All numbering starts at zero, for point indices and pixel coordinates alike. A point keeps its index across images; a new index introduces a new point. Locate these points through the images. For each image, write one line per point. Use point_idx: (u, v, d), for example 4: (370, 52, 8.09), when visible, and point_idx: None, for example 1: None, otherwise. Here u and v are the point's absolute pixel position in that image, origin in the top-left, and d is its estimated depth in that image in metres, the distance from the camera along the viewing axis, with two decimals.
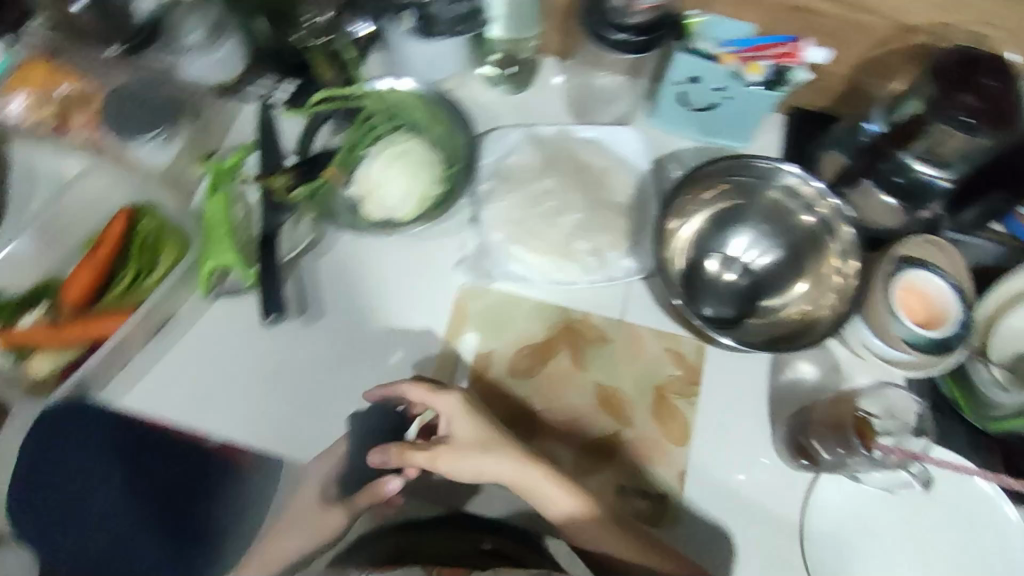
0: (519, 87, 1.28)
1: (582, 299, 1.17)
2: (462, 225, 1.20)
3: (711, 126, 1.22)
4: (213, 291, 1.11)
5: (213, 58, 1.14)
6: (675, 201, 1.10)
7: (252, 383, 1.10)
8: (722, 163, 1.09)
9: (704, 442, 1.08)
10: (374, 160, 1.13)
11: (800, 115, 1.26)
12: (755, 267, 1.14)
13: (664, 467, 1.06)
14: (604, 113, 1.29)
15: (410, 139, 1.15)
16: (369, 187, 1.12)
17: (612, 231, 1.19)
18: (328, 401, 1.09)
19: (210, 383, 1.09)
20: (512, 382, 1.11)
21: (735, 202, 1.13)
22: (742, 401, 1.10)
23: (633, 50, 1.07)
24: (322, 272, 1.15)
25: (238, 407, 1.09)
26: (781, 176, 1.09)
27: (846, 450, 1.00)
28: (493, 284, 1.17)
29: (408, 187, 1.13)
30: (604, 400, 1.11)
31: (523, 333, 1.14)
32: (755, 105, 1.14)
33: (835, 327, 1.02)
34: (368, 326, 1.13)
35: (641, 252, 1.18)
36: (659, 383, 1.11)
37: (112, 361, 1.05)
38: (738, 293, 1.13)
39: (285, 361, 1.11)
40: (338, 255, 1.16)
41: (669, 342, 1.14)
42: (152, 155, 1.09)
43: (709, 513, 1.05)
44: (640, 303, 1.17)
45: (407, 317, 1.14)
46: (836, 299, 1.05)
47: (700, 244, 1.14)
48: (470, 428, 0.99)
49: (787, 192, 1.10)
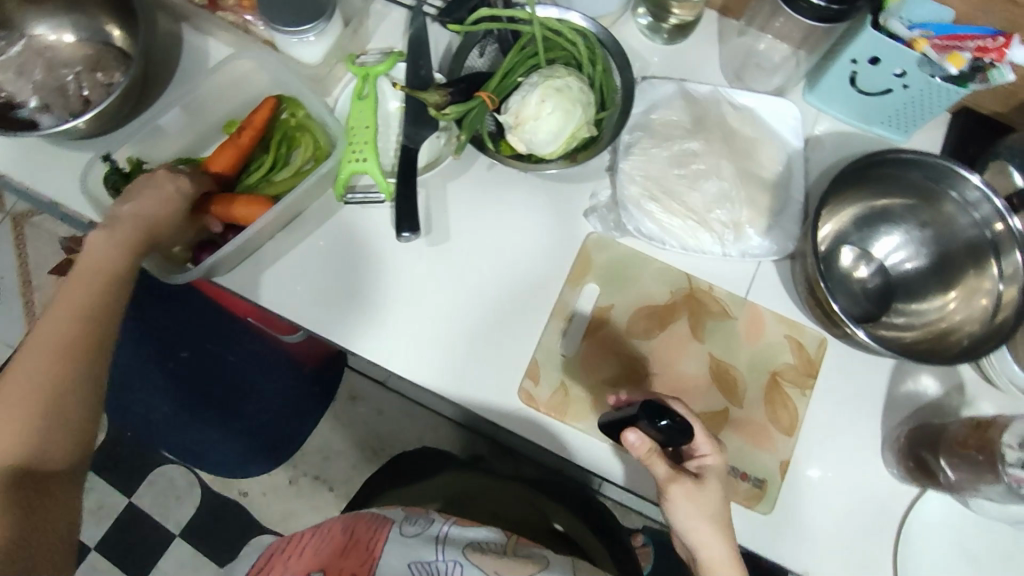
0: (679, 37, 0.98)
1: (710, 268, 0.92)
2: (599, 171, 0.94)
3: (870, 113, 0.93)
4: (348, 199, 0.91)
5: None
6: (847, 183, 0.84)
7: (443, 325, 0.89)
8: (908, 155, 0.82)
9: (817, 443, 0.86)
10: (530, 87, 0.85)
11: (971, 117, 0.96)
12: (893, 270, 0.88)
13: (767, 453, 0.84)
14: (776, 78, 0.97)
15: (571, 74, 0.86)
16: (519, 116, 0.84)
17: (754, 206, 0.91)
18: (472, 354, 0.88)
19: (396, 310, 0.89)
20: (630, 346, 0.88)
21: (902, 198, 0.86)
22: (852, 412, 0.87)
23: (817, 19, 0.81)
24: (449, 193, 0.93)
25: (412, 336, 0.89)
26: (960, 184, 0.82)
27: (977, 479, 0.76)
28: (624, 237, 0.92)
29: (562, 125, 0.85)
30: (718, 374, 0.87)
31: (646, 292, 0.90)
32: (936, 103, 0.86)
33: (980, 347, 0.77)
34: (487, 274, 0.91)
35: (784, 231, 0.90)
36: (775, 368, 0.87)
37: (241, 252, 0.89)
38: (870, 292, 0.88)
39: (465, 323, 0.89)
40: (471, 180, 0.94)
41: (792, 328, 0.90)
42: (304, 51, 0.90)
43: (794, 534, 0.83)
44: (770, 284, 0.91)
45: (512, 268, 0.91)
46: (980, 322, 0.80)
47: (844, 231, 0.89)
48: (710, 465, 0.75)
49: (962, 201, 0.83)
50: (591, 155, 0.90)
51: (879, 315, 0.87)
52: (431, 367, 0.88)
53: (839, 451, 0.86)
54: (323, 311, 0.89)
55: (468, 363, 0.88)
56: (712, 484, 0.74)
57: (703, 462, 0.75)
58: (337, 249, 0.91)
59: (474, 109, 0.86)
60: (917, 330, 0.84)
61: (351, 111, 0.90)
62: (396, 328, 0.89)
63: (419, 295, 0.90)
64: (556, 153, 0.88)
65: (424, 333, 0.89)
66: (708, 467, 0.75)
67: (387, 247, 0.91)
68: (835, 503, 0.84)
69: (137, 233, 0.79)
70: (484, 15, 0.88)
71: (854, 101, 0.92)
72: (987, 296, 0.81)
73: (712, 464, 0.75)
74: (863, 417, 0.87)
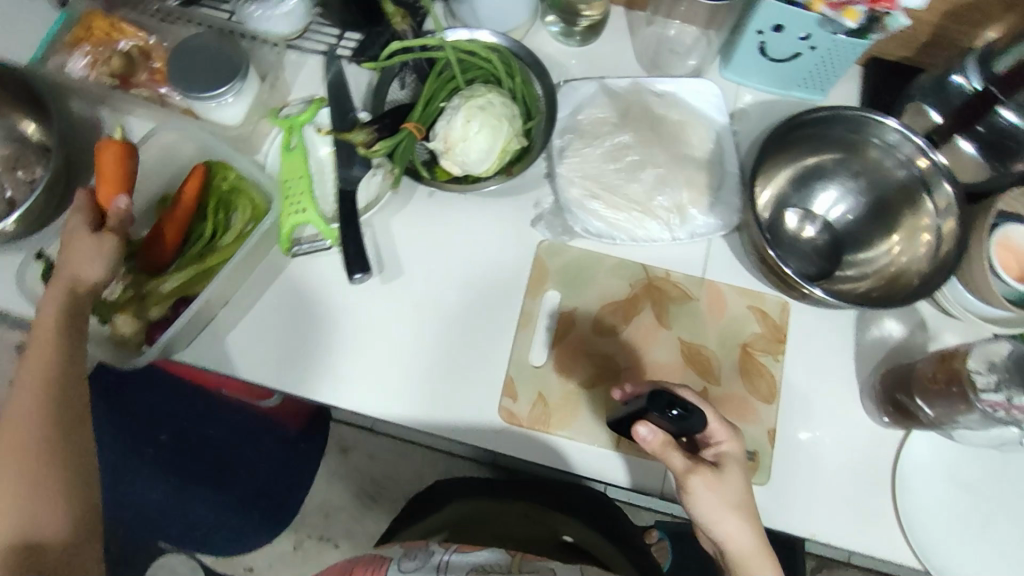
0: (592, 38, 1.00)
1: (662, 255, 0.93)
2: (538, 180, 0.95)
3: (786, 79, 0.96)
4: (294, 250, 0.90)
5: (281, 10, 0.93)
6: (776, 148, 0.86)
7: (407, 355, 0.88)
8: (825, 113, 0.84)
9: (797, 405, 0.87)
10: (454, 109, 0.86)
11: (884, 65, 0.99)
12: (836, 224, 0.90)
13: (752, 425, 0.85)
14: (692, 60, 0.99)
15: (491, 90, 0.88)
16: (449, 138, 0.85)
17: (693, 186, 0.93)
18: (450, 385, 0.87)
19: (360, 351, 0.88)
20: (600, 344, 0.88)
21: (829, 155, 0.89)
22: (826, 369, 0.88)
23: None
24: (395, 229, 0.93)
25: (377, 374, 0.88)
26: (880, 131, 0.84)
27: (955, 411, 0.77)
28: (574, 240, 0.93)
29: (492, 140, 0.85)
30: (690, 356, 0.88)
31: (605, 290, 0.91)
32: (846, 57, 0.89)
33: (931, 285, 0.79)
34: (447, 301, 0.90)
35: (726, 206, 0.92)
36: (745, 341, 0.89)
37: (194, 326, 0.87)
38: (821, 251, 0.89)
39: (424, 346, 0.89)
40: (415, 211, 0.94)
41: (753, 298, 0.91)
42: (224, 113, 0.89)
43: (793, 502, 0.83)
44: (723, 260, 0.93)
45: (470, 291, 0.91)
46: (926, 259, 0.82)
47: (783, 196, 0.91)
48: (728, 446, 0.72)
49: (884, 147, 0.85)
50: (527, 165, 0.91)
51: (832, 270, 0.88)
52: (406, 403, 0.87)
53: (821, 409, 0.87)
54: (287, 366, 0.88)
55: (446, 398, 0.87)
56: (733, 471, 0.72)
57: (722, 446, 0.72)
58: (292, 303, 0.90)
59: (402, 142, 0.87)
60: (867, 277, 0.86)
61: (284, 163, 0.91)
62: (364, 368, 0.88)
63: (382, 330, 0.89)
64: (490, 170, 0.89)
65: (393, 369, 0.88)
66: (726, 450, 0.72)
67: (343, 292, 0.91)
68: (827, 460, 0.85)
69: (65, 291, 0.73)
70: (396, 48, 0.88)
71: (768, 71, 0.95)
72: (928, 234, 0.83)
73: (731, 449, 0.73)
74: (838, 371, 0.88)
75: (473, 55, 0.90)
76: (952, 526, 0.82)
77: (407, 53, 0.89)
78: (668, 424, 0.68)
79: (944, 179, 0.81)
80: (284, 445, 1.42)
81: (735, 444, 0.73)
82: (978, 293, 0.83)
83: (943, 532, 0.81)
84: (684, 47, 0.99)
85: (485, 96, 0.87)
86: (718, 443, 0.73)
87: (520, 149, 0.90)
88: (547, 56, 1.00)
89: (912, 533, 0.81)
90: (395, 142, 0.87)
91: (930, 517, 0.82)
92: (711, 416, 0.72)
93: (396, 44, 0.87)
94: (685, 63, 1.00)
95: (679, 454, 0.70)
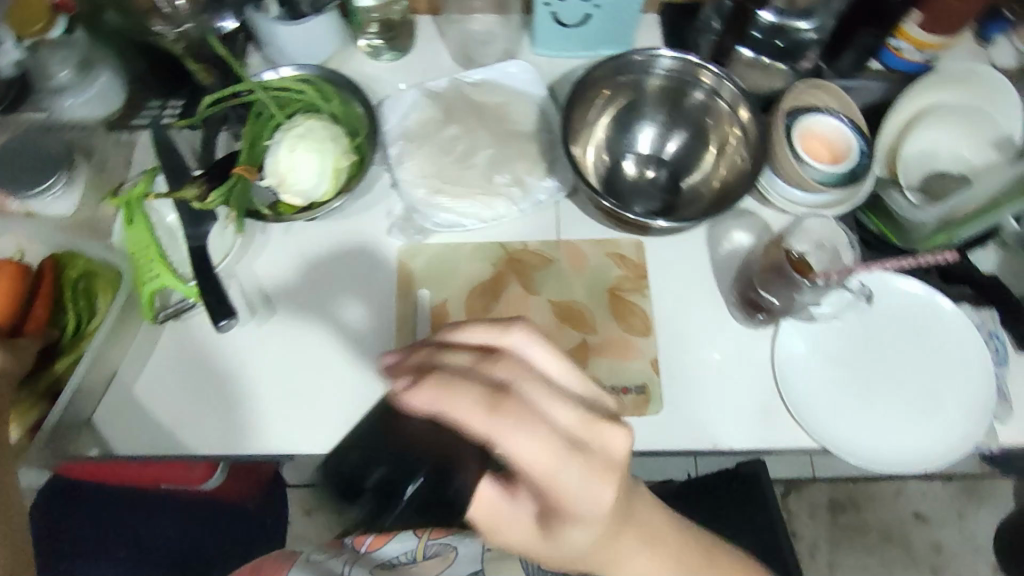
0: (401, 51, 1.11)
1: (512, 232, 1.01)
2: (385, 189, 1.03)
3: (586, 40, 1.06)
4: (161, 317, 0.94)
5: (85, 96, 1.01)
6: (579, 100, 0.98)
7: (273, 392, 0.91)
8: (604, 65, 0.98)
9: (672, 332, 0.93)
10: (278, 145, 0.92)
11: (673, 10, 1.12)
12: (667, 157, 1.01)
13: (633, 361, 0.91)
14: (493, 48, 1.12)
15: (308, 120, 0.95)
16: (278, 171, 0.91)
17: (528, 158, 1.04)
18: (326, 408, 0.90)
19: (232, 398, 0.91)
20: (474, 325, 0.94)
21: (625, 102, 1.01)
22: (692, 291, 0.96)
23: None
24: (258, 270, 0.98)
25: (258, 418, 0.90)
26: (658, 64, 0.98)
27: (791, 290, 0.87)
28: (430, 239, 1.00)
29: (321, 165, 0.92)
30: (564, 312, 0.95)
31: (468, 276, 0.98)
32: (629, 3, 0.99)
33: (745, 181, 0.91)
34: (316, 327, 0.94)
35: (563, 169, 1.03)
36: (611, 285, 0.96)
37: (85, 402, 0.88)
38: (660, 188, 1.00)
39: (290, 374, 0.92)
40: (269, 251, 0.99)
41: (610, 245, 1.00)
42: (55, 205, 0.98)
43: (689, 421, 0.88)
44: (572, 218, 1.02)
45: (336, 310, 0.96)
46: (742, 151, 0.95)
47: (613, 149, 1.02)
48: (540, 434, 0.54)
49: (670, 76, 0.99)
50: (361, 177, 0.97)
51: (673, 200, 0.98)
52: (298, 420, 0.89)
53: (689, 327, 0.93)
54: (185, 415, 0.91)
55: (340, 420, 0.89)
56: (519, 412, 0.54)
57: (527, 441, 0.53)
58: (180, 368, 0.93)
59: (235, 186, 0.92)
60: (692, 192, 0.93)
61: (128, 237, 0.90)
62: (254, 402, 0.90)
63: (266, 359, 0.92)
64: (330, 190, 0.95)
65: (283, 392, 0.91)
66: (537, 437, 0.54)
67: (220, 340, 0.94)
68: (712, 380, 0.90)
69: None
70: (213, 97, 0.97)
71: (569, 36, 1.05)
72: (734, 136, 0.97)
73: (534, 449, 0.53)
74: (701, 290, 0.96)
75: (285, 93, 0.99)
76: (836, 403, 0.88)
77: (220, 106, 0.99)
78: (449, 391, 0.54)
79: (733, 87, 0.95)
80: (247, 520, 1.23)
81: (589, 422, 0.57)
82: (799, 185, 0.96)
83: (826, 411, 0.88)
84: (485, 35, 1.13)
85: (303, 123, 0.95)
86: (512, 438, 0.53)
87: (348, 166, 0.96)
88: (370, 75, 1.09)
89: (805, 416, 0.87)
90: (228, 186, 0.91)
91: (817, 402, 0.88)
92: (525, 404, 0.54)
93: (210, 95, 0.95)
94: (492, 52, 1.11)
95: (461, 426, 0.54)
